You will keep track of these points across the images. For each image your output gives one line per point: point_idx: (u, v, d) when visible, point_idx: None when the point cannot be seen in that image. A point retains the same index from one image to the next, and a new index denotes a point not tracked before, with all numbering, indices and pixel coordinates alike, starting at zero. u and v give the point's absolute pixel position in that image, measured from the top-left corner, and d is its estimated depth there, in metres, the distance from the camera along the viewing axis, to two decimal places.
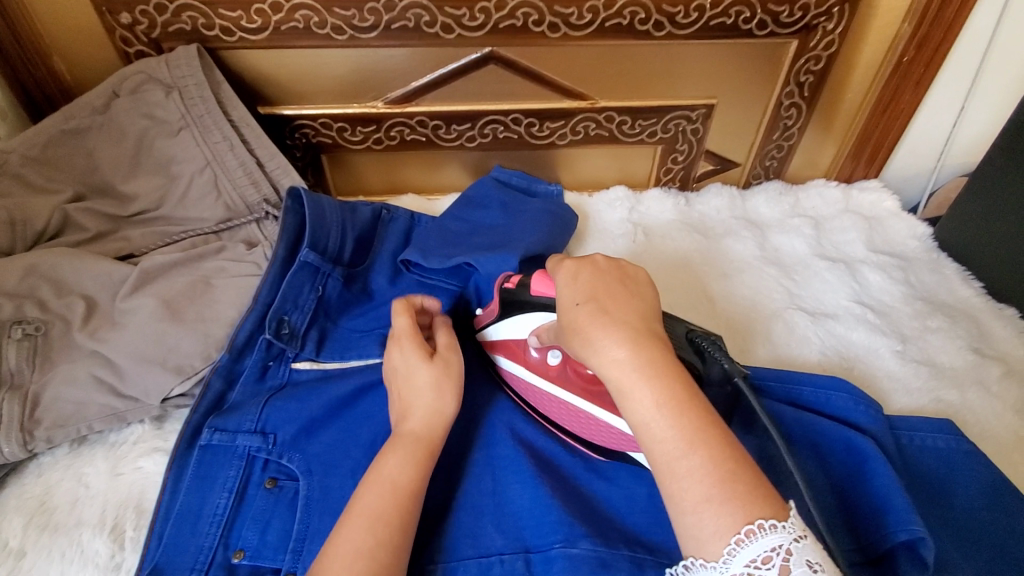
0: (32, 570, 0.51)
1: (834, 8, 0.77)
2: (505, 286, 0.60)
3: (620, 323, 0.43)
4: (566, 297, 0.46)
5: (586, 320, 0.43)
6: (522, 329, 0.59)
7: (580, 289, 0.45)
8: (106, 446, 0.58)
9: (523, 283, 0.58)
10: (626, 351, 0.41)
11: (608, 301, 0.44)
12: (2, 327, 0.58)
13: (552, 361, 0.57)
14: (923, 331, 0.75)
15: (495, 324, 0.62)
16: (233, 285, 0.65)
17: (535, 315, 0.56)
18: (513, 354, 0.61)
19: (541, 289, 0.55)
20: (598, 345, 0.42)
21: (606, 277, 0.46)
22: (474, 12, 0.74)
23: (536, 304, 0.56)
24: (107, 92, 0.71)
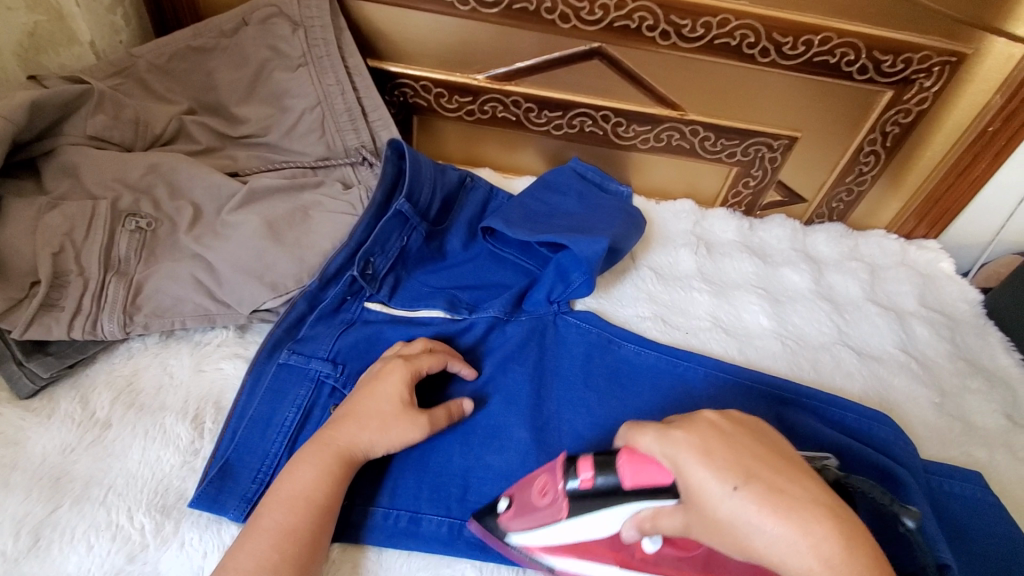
0: (116, 441, 0.54)
1: (935, 67, 0.79)
2: (571, 484, 0.48)
3: (780, 492, 0.39)
4: (714, 484, 0.40)
5: (759, 505, 0.38)
6: (608, 523, 0.48)
7: (728, 466, 0.40)
8: (192, 343, 0.62)
9: (603, 464, 0.48)
10: (808, 536, 0.37)
11: (767, 476, 0.40)
12: (118, 217, 0.63)
13: (649, 548, 0.48)
14: (963, 389, 0.77)
15: (563, 525, 0.49)
16: (328, 220, 0.69)
17: (628, 508, 0.46)
18: (593, 557, 0.51)
19: (642, 479, 0.45)
20: (741, 514, 0.38)
21: (736, 443, 0.42)
22: (594, 7, 0.77)
23: (633, 497, 0.46)
24: (237, 18, 0.75)
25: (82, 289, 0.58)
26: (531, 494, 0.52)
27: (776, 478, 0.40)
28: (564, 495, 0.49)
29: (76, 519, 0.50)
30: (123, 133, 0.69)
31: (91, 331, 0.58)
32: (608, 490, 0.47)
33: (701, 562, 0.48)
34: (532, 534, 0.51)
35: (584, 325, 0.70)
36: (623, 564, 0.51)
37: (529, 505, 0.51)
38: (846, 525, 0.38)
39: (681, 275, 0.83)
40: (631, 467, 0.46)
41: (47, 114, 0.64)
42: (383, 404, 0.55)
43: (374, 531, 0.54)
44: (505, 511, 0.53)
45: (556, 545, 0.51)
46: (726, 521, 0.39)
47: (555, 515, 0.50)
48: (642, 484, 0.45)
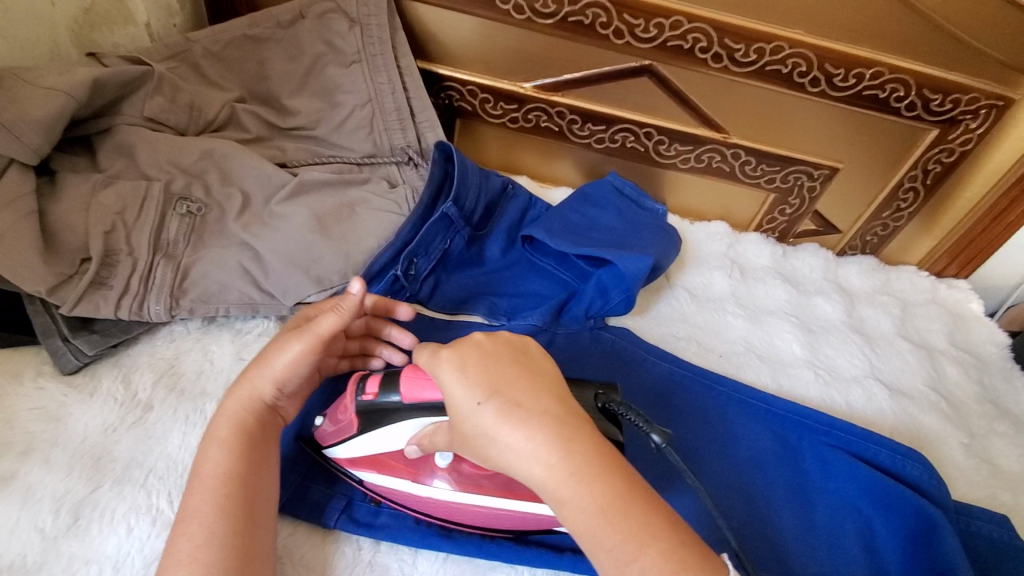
0: (156, 424, 0.54)
1: (983, 109, 0.80)
2: (359, 399, 0.53)
3: (516, 407, 0.42)
4: (465, 399, 0.43)
5: (496, 419, 0.42)
6: (397, 438, 0.53)
7: (480, 384, 0.43)
8: (234, 331, 0.62)
9: (387, 383, 0.52)
10: (538, 444, 0.41)
11: (513, 393, 0.43)
12: (169, 200, 0.63)
13: (441, 462, 0.54)
14: (990, 432, 0.77)
15: (359, 440, 0.54)
16: (374, 218, 0.69)
17: (415, 420, 0.52)
18: (391, 471, 0.55)
19: (415, 394, 0.50)
20: (482, 427, 0.42)
21: (497, 359, 0.45)
22: (649, 26, 0.77)
23: (413, 409, 0.51)
24: (295, 11, 0.75)
25: (130, 270, 0.58)
26: (333, 405, 0.56)
27: (515, 393, 0.43)
28: (354, 409, 0.54)
29: (115, 500, 0.50)
30: (178, 117, 0.69)
31: (137, 311, 0.58)
32: (389, 405, 0.52)
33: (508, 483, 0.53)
34: (341, 449, 0.56)
35: (619, 341, 0.71)
36: (414, 478, 0.55)
37: (339, 425, 0.55)
38: (563, 429, 0.42)
39: (714, 298, 0.83)
40: (408, 382, 0.50)
41: (106, 93, 0.64)
42: (280, 330, 0.55)
43: (409, 531, 0.56)
44: (321, 426, 0.56)
45: (359, 458, 0.56)
46: (481, 435, 0.43)
47: (348, 431, 0.54)
48: (414, 397, 0.50)
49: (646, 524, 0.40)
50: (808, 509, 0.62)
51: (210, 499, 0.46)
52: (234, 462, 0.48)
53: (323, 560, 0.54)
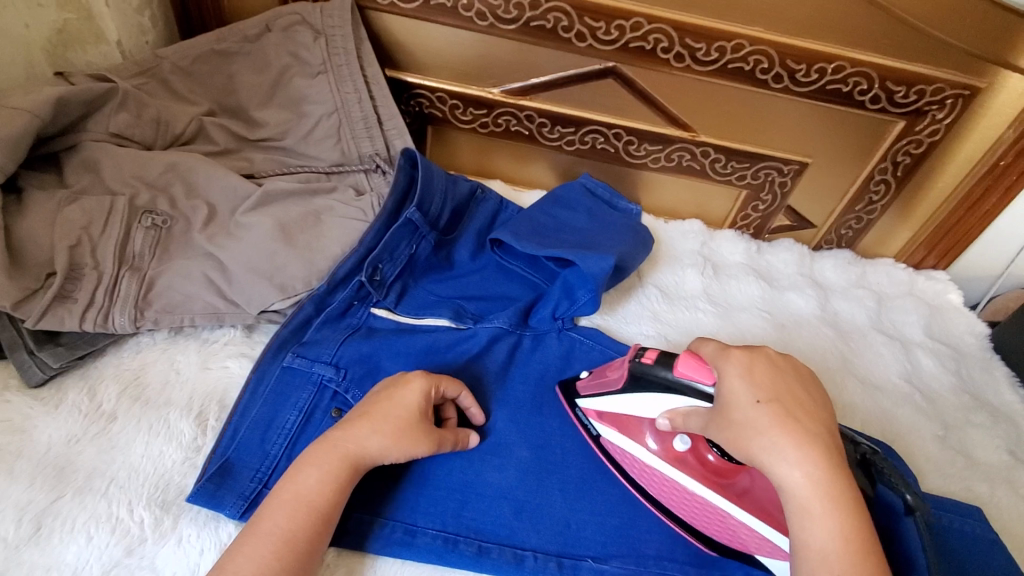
0: (119, 434, 0.55)
1: (948, 100, 0.80)
2: (636, 362, 0.56)
3: (795, 421, 0.47)
4: (743, 394, 0.49)
5: (772, 424, 0.47)
6: (650, 407, 0.56)
7: (762, 388, 0.49)
8: (199, 341, 0.63)
9: (664, 359, 0.54)
10: (808, 460, 0.45)
11: (795, 407, 0.48)
12: (134, 214, 0.64)
13: (680, 446, 0.58)
14: (966, 423, 0.77)
15: (616, 397, 0.59)
16: (340, 225, 0.70)
17: (672, 396, 0.54)
18: (628, 432, 0.59)
19: (687, 373, 0.52)
20: (754, 423, 0.47)
21: (788, 382, 0.50)
22: (611, 28, 0.78)
23: (680, 387, 0.53)
24: (261, 25, 0.76)
25: (95, 283, 0.59)
26: (605, 364, 0.61)
27: (795, 409, 0.48)
28: (627, 368, 0.58)
29: (76, 509, 0.50)
30: (144, 131, 0.71)
31: (102, 324, 0.59)
32: (660, 378, 0.54)
33: (736, 487, 0.56)
34: (595, 401, 0.61)
35: (588, 342, 0.71)
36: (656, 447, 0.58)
37: (603, 378, 0.60)
38: (837, 461, 0.46)
39: (687, 296, 0.84)
40: (686, 364, 0.52)
41: (73, 110, 0.66)
42: (397, 407, 0.55)
43: (370, 540, 0.54)
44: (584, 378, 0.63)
45: (607, 413, 0.60)
46: (740, 423, 0.48)
47: (612, 386, 0.59)
48: (688, 378, 0.52)
49: (851, 515, 0.45)
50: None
51: (281, 523, 0.48)
52: (320, 495, 0.50)
53: None
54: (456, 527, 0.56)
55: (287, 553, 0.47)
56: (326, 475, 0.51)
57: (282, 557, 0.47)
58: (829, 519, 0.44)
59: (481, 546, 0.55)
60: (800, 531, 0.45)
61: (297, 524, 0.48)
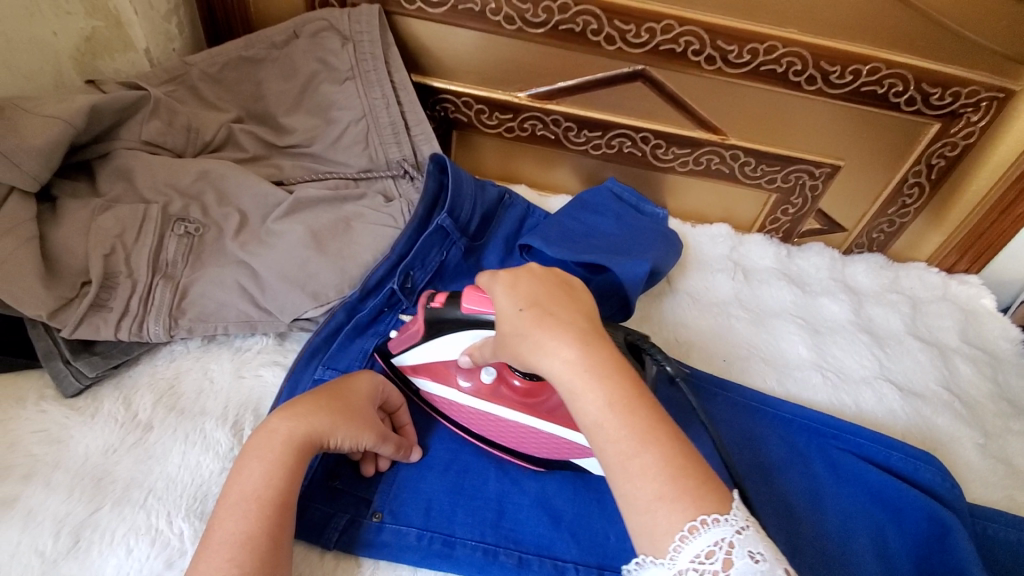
0: (156, 444, 0.55)
1: (984, 102, 0.78)
2: (428, 309, 0.56)
3: (550, 316, 0.46)
4: (508, 306, 0.47)
5: (530, 325, 0.45)
6: (455, 347, 0.57)
7: (521, 295, 0.48)
8: (233, 349, 0.62)
9: (451, 298, 0.54)
10: (566, 348, 0.44)
11: (551, 306, 0.47)
12: (167, 221, 0.64)
13: (486, 379, 0.58)
14: (1007, 431, 0.75)
15: (422, 347, 0.59)
16: (370, 232, 0.69)
17: (468, 333, 0.55)
18: (442, 380, 0.60)
19: (473, 306, 0.52)
20: (519, 328, 0.46)
21: (547, 284, 0.49)
22: (640, 31, 0.77)
23: (472, 321, 0.54)
24: (289, 31, 0.76)
25: (130, 291, 0.59)
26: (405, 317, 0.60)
27: (552, 306, 0.47)
28: (422, 320, 0.57)
29: (115, 521, 0.50)
30: (175, 139, 0.70)
31: (137, 332, 0.58)
32: (450, 317, 0.55)
33: (546, 406, 0.58)
34: (407, 358, 0.60)
35: None
36: (472, 392, 0.59)
37: (408, 330, 0.59)
38: (588, 337, 0.45)
39: (717, 301, 0.82)
40: (469, 294, 0.53)
41: (105, 118, 0.66)
42: (352, 394, 0.54)
43: (408, 551, 0.53)
44: (393, 337, 0.61)
45: (421, 365, 0.60)
46: (516, 336, 0.46)
47: (413, 338, 0.58)
48: (474, 311, 0.53)
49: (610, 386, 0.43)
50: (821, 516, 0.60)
51: (233, 525, 0.45)
52: None
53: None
54: (495, 538, 0.55)
55: (245, 554, 0.44)
56: (263, 466, 0.48)
57: (237, 558, 0.44)
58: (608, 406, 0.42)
59: (522, 558, 0.54)
60: (579, 414, 0.43)
61: (249, 523, 0.45)
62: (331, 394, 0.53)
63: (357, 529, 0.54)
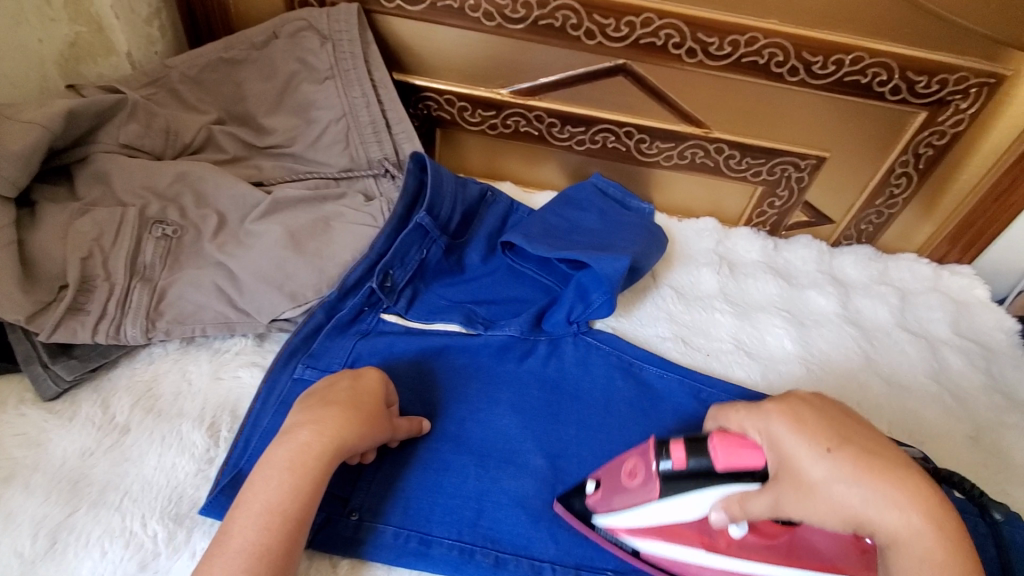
0: (132, 446, 0.55)
1: (972, 89, 0.77)
2: (665, 465, 0.48)
3: (871, 458, 0.44)
4: (808, 449, 0.44)
5: (852, 472, 0.43)
6: (699, 505, 0.49)
7: (821, 433, 0.45)
8: (211, 350, 0.63)
9: (695, 448, 0.48)
10: (904, 500, 0.42)
11: (861, 445, 0.45)
12: (145, 224, 0.64)
13: (735, 534, 0.50)
14: (999, 424, 0.74)
15: (647, 509, 0.50)
16: (349, 231, 0.69)
17: (721, 491, 0.47)
18: (680, 539, 0.52)
19: (733, 460, 0.46)
20: (838, 473, 0.43)
21: (831, 414, 0.47)
22: (620, 24, 0.77)
23: (724, 477, 0.47)
24: (267, 31, 0.76)
25: (107, 295, 0.59)
26: (614, 469, 0.53)
27: (865, 446, 0.45)
28: (654, 473, 0.49)
29: (90, 523, 0.50)
30: (154, 141, 0.71)
31: (114, 335, 0.59)
32: (700, 473, 0.47)
33: (787, 545, 0.51)
34: (612, 520, 0.53)
35: (603, 346, 0.69)
36: (709, 547, 0.52)
37: (617, 484, 0.52)
38: (914, 483, 0.43)
39: (703, 296, 0.82)
40: (723, 450, 0.46)
41: (83, 122, 0.66)
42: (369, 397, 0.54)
43: (383, 550, 0.53)
44: (593, 492, 0.55)
45: (637, 528, 0.53)
46: (821, 485, 0.43)
47: (642, 497, 0.50)
48: (733, 466, 0.46)
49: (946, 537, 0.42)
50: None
51: (252, 537, 0.45)
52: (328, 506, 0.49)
53: None
54: (473, 537, 0.55)
55: (261, 566, 0.44)
56: (292, 481, 0.48)
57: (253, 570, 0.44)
58: (930, 550, 0.42)
59: (498, 557, 0.54)
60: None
61: (271, 537, 0.45)
62: (349, 403, 0.53)
63: (333, 528, 0.54)
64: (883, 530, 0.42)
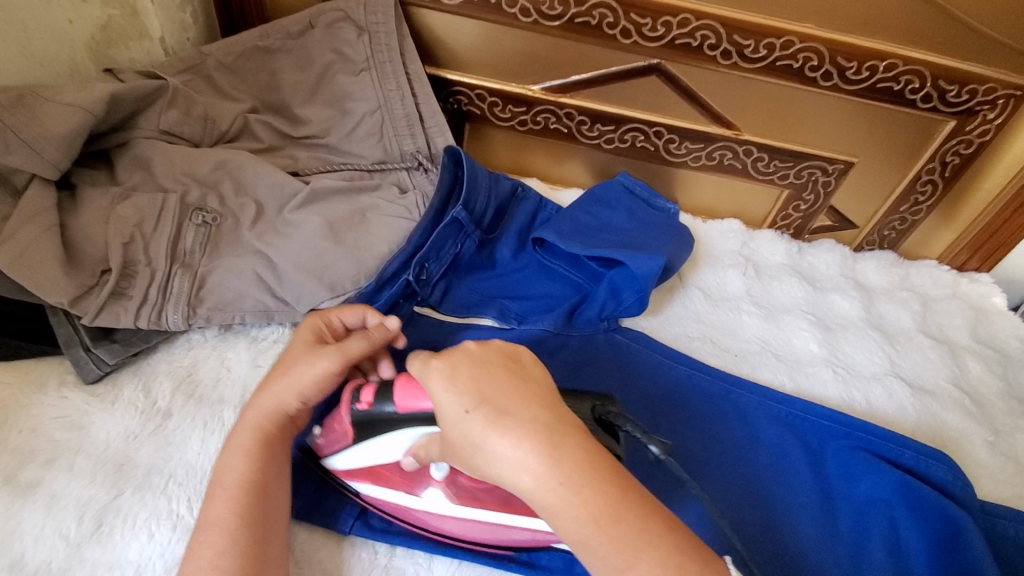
0: (176, 431, 0.55)
1: (1001, 100, 0.78)
2: (354, 408, 0.53)
3: (504, 416, 0.42)
4: (453, 407, 0.44)
5: (483, 428, 0.42)
6: (392, 449, 0.53)
7: (467, 393, 0.44)
8: (250, 339, 0.63)
9: (381, 393, 0.52)
10: (520, 449, 0.41)
11: (501, 401, 0.43)
12: (185, 211, 0.64)
13: (436, 474, 0.53)
14: (1017, 429, 0.75)
15: (363, 448, 0.54)
16: (385, 223, 0.70)
17: (405, 433, 0.52)
18: (384, 481, 0.55)
19: (408, 404, 0.50)
20: (469, 436, 0.42)
21: (489, 371, 0.45)
22: (657, 24, 0.77)
23: (405, 419, 0.51)
24: (304, 21, 0.76)
25: (149, 280, 0.59)
26: (331, 415, 0.56)
27: (502, 400, 0.43)
28: (350, 419, 0.54)
29: (137, 506, 0.50)
30: (192, 128, 0.71)
31: (156, 321, 0.59)
32: (381, 414, 0.52)
33: (499, 495, 0.53)
34: (340, 459, 0.55)
35: (635, 343, 0.70)
36: (409, 489, 0.54)
37: (335, 432, 0.54)
38: (552, 436, 0.41)
39: (729, 297, 0.82)
40: (401, 392, 0.51)
41: (123, 107, 0.66)
42: (291, 352, 0.54)
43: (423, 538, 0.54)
44: (318, 439, 0.56)
45: (357, 468, 0.55)
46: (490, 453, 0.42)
47: (344, 441, 0.54)
48: (409, 409, 0.51)
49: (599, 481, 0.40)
50: (829, 515, 0.61)
51: (229, 508, 0.46)
52: None
53: (342, 563, 0.54)
54: None
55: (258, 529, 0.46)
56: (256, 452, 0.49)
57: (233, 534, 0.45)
58: (579, 501, 0.40)
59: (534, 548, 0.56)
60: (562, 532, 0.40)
61: (236, 507, 0.46)
62: (272, 370, 0.54)
63: None
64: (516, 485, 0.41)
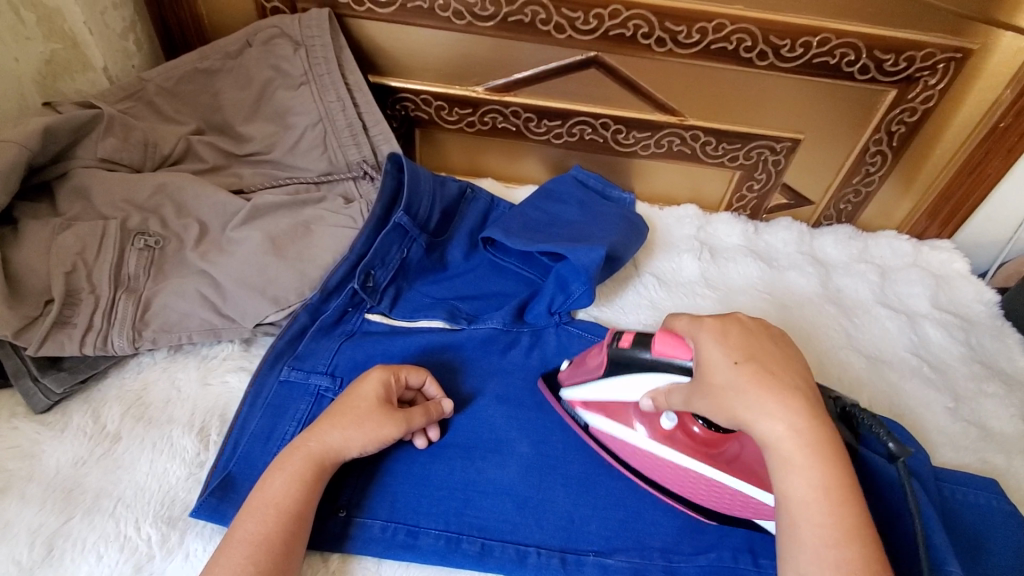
0: (124, 453, 0.56)
1: (940, 65, 0.78)
2: (615, 346, 0.55)
3: (771, 376, 0.46)
4: (719, 356, 0.47)
5: (749, 382, 0.46)
6: (634, 390, 0.55)
7: (736, 347, 0.48)
8: (199, 357, 0.64)
9: (641, 339, 0.53)
10: (788, 415, 0.45)
11: (768, 362, 0.47)
12: (127, 236, 0.65)
13: (666, 424, 0.56)
14: (978, 394, 0.75)
15: (597, 384, 0.58)
16: (330, 234, 0.70)
17: (652, 377, 0.53)
18: (617, 417, 0.59)
19: (665, 350, 0.51)
20: (736, 383, 0.46)
21: (760, 338, 0.49)
22: (589, 17, 0.77)
23: (654, 366, 0.52)
24: (241, 40, 0.77)
25: (93, 307, 0.60)
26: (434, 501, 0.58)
27: (770, 364, 0.47)
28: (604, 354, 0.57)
29: (86, 530, 0.51)
30: (133, 155, 0.72)
31: (102, 346, 0.60)
32: (638, 360, 0.53)
33: (728, 456, 0.55)
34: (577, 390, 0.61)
35: (585, 335, 0.70)
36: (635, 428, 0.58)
37: (585, 368, 0.60)
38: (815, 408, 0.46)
39: (685, 282, 0.83)
40: (664, 340, 0.51)
41: (61, 139, 0.67)
42: (360, 401, 0.56)
43: (371, 543, 0.55)
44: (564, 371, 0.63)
45: (591, 401, 0.60)
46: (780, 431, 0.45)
47: (594, 372, 0.58)
48: (665, 356, 0.51)
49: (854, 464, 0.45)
50: None
51: (251, 527, 0.49)
52: (288, 496, 0.51)
53: None
54: (459, 527, 0.56)
55: (260, 552, 0.48)
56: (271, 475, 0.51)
57: (252, 556, 0.47)
58: (810, 466, 0.44)
59: (484, 544, 0.56)
60: (782, 485, 0.45)
61: (268, 526, 0.49)
62: (339, 414, 0.55)
63: (323, 524, 0.55)
64: (768, 441, 0.45)
